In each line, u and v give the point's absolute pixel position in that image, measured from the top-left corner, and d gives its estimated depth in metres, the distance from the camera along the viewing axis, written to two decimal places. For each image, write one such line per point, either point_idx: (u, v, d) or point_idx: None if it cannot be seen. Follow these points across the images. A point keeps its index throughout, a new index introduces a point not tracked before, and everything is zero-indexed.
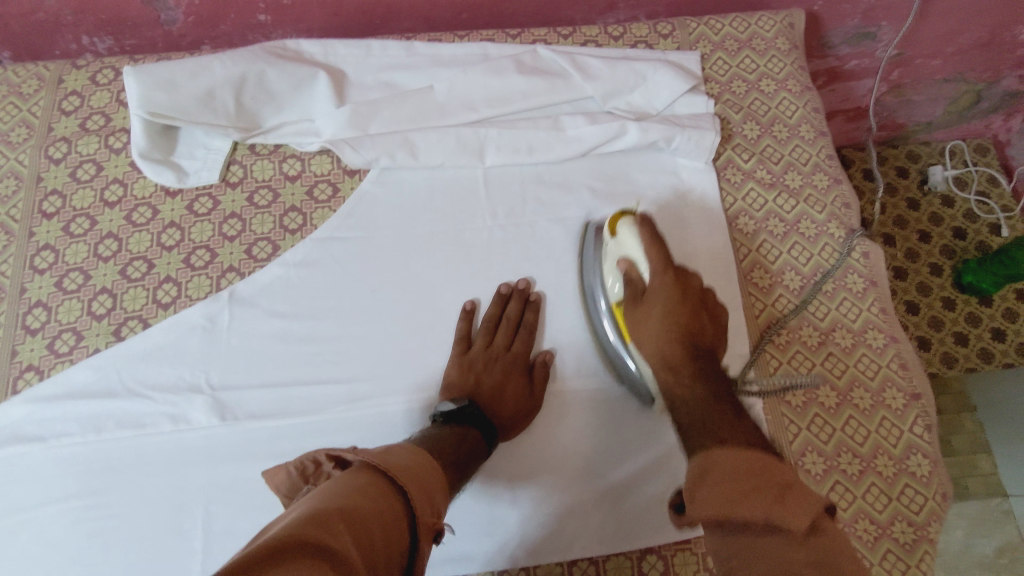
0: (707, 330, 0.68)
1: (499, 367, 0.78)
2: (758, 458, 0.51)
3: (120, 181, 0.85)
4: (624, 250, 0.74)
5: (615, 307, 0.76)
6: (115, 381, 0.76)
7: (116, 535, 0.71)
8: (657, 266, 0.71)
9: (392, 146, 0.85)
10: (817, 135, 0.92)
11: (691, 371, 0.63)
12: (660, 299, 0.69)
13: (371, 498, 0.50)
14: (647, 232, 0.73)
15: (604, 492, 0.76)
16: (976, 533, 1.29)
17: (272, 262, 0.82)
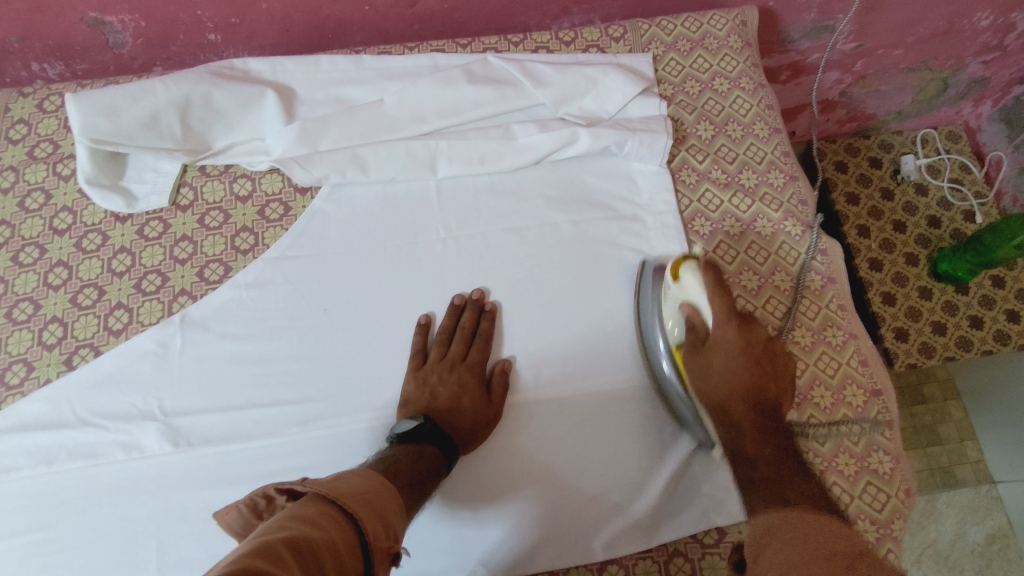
0: (771, 382, 0.67)
1: (454, 378, 0.77)
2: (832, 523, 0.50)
3: (69, 209, 0.84)
4: (687, 295, 0.74)
5: (675, 350, 0.74)
6: (67, 411, 0.75)
7: (70, 567, 0.70)
8: (720, 316, 0.70)
9: (341, 162, 0.85)
10: (771, 132, 0.91)
11: (756, 437, 0.63)
12: (716, 368, 0.69)
13: (323, 527, 0.46)
14: (711, 277, 0.72)
15: (566, 497, 0.75)
16: (968, 521, 1.38)
17: (224, 284, 0.82)
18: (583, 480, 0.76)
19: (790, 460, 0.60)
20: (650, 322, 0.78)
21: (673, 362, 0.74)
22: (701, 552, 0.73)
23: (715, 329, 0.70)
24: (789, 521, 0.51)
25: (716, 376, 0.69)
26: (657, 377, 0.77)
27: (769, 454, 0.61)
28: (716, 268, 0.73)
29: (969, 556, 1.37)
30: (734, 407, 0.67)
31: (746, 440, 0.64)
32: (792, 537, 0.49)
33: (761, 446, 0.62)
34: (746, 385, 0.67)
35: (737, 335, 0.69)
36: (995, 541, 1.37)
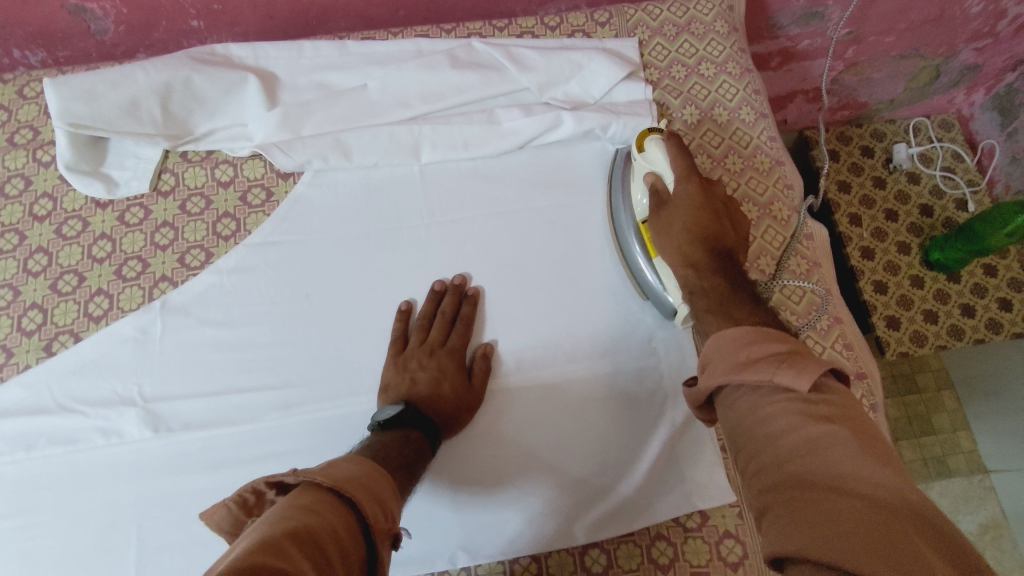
0: (729, 231, 0.69)
1: (434, 362, 0.76)
2: (770, 334, 0.54)
3: (49, 195, 0.84)
4: (651, 165, 0.75)
5: (640, 224, 0.77)
6: (47, 397, 0.75)
7: (47, 553, 0.70)
8: (683, 172, 0.71)
9: (324, 148, 0.84)
10: (758, 117, 0.91)
11: (709, 266, 0.66)
12: (680, 209, 0.70)
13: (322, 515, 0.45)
14: (673, 144, 0.73)
15: (557, 481, 0.75)
16: (961, 512, 1.36)
17: (205, 270, 0.81)
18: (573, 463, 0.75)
19: (741, 290, 0.63)
20: (619, 198, 0.81)
21: (638, 235, 0.77)
22: (683, 536, 0.73)
23: (676, 187, 0.71)
24: (743, 336, 0.54)
25: (675, 216, 0.70)
26: (630, 258, 0.80)
27: (722, 282, 0.64)
28: (679, 138, 0.74)
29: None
30: (697, 255, 0.67)
31: (699, 272, 0.66)
32: (745, 355, 0.52)
33: (713, 276, 0.65)
34: (704, 229, 0.68)
35: (698, 191, 0.70)
36: (988, 531, 1.34)
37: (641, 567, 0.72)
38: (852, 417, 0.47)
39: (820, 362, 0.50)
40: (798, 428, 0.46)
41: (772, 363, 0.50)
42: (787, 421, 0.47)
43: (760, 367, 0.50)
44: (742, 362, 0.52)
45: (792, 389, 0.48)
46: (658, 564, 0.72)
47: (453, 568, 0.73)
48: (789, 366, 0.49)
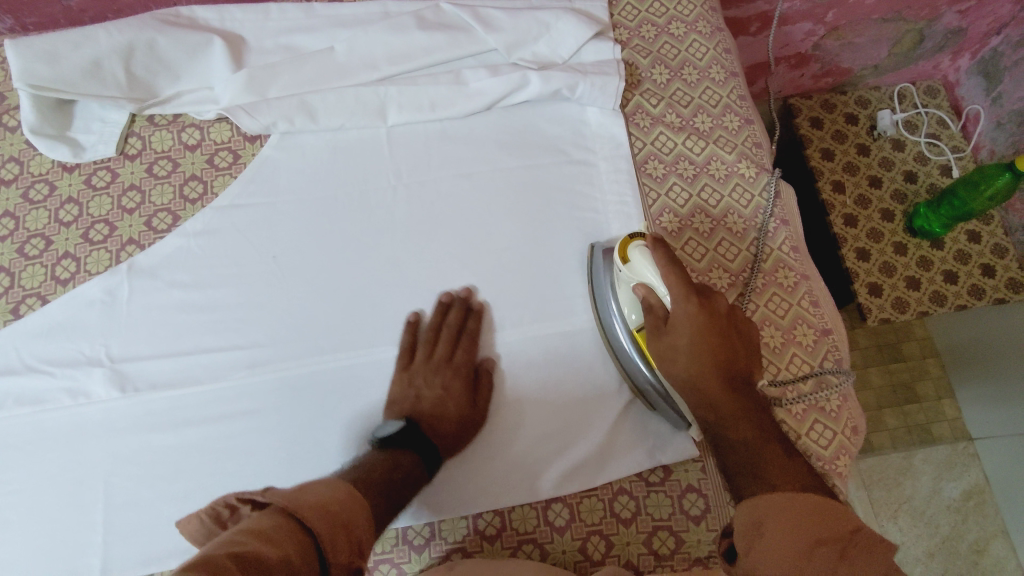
0: (740, 352, 0.65)
1: (440, 380, 0.74)
2: (812, 500, 0.52)
3: (16, 159, 0.84)
4: (639, 276, 0.68)
5: (636, 335, 0.71)
6: (15, 358, 0.75)
7: (17, 510, 0.70)
8: (679, 292, 0.64)
9: (289, 110, 0.84)
10: (728, 76, 0.90)
11: (730, 404, 0.62)
12: (683, 336, 0.64)
13: (273, 542, 0.45)
14: (660, 254, 0.66)
15: (521, 461, 0.74)
16: (944, 478, 1.33)
17: (172, 233, 0.81)
18: (539, 444, 0.75)
19: (773, 445, 0.59)
20: (606, 296, 0.75)
21: (636, 347, 0.71)
22: (646, 490, 0.74)
23: (675, 312, 0.64)
24: (783, 507, 0.52)
25: (679, 351, 0.64)
26: (620, 352, 0.74)
27: (751, 436, 0.60)
28: (667, 244, 0.67)
29: (944, 511, 1.31)
30: (714, 397, 0.63)
31: (723, 421, 0.62)
32: (789, 536, 0.50)
33: (741, 421, 0.61)
34: (717, 359, 0.63)
35: (699, 312, 0.64)
36: (972, 497, 1.32)
37: (605, 519, 0.73)
38: None
39: (880, 549, 0.48)
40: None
41: (827, 544, 0.49)
42: None
43: (813, 557, 0.48)
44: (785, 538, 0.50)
45: (848, 573, 0.46)
46: (620, 517, 0.73)
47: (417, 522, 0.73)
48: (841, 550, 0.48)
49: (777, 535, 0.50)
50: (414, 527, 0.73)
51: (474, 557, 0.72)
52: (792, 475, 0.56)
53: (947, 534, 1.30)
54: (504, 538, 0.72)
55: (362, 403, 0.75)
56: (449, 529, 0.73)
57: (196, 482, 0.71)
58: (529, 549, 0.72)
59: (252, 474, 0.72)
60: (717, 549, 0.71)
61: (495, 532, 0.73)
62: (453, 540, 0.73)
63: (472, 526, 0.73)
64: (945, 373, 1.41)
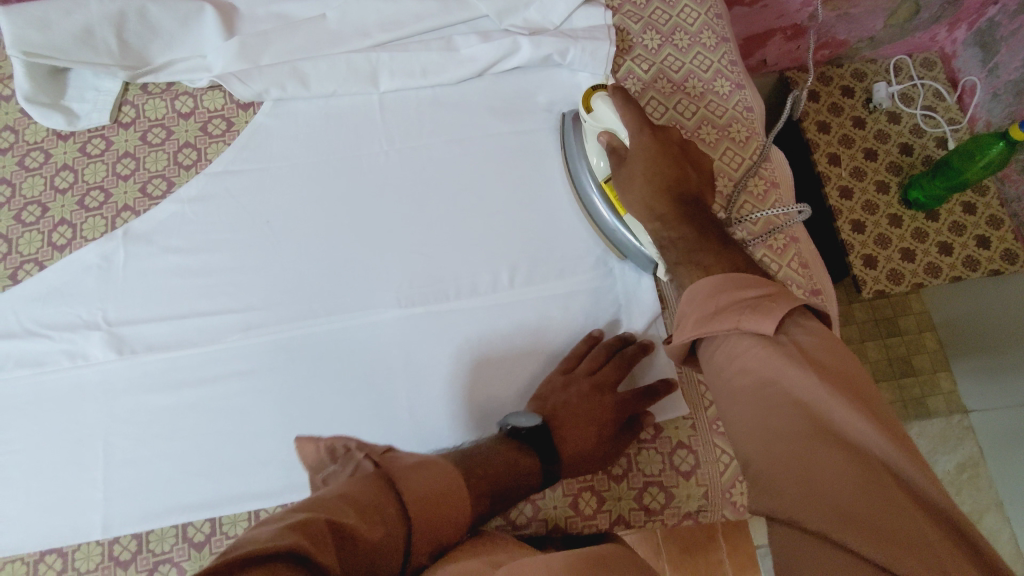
0: (691, 176, 0.67)
1: (589, 404, 0.70)
2: (740, 279, 0.53)
3: (11, 128, 0.84)
4: (604, 124, 0.73)
5: (603, 183, 0.76)
6: (13, 322, 0.76)
7: (18, 470, 0.72)
8: (633, 125, 0.68)
9: (281, 77, 0.84)
10: (719, 41, 0.90)
11: (675, 215, 0.64)
12: (638, 161, 0.67)
13: (375, 524, 0.43)
14: (619, 99, 0.70)
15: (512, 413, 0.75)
16: (939, 451, 1.30)
17: (167, 199, 0.82)
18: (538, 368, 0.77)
19: (708, 236, 0.61)
20: (579, 165, 0.80)
21: (603, 196, 0.76)
22: (637, 448, 0.75)
23: (630, 142, 0.68)
24: (716, 285, 0.52)
25: (633, 174, 0.68)
26: (592, 207, 0.79)
27: (691, 232, 0.61)
28: (626, 91, 0.71)
29: (938, 483, 1.29)
30: (657, 203, 0.65)
31: (667, 226, 0.64)
32: (721, 305, 0.51)
33: (683, 222, 0.63)
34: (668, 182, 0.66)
35: (653, 140, 0.68)
36: (966, 470, 1.29)
37: (595, 476, 0.74)
38: (828, 360, 0.45)
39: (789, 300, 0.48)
40: (771, 373, 0.45)
41: (742, 311, 0.49)
42: (766, 381, 0.46)
43: (724, 322, 0.49)
44: (703, 306, 0.52)
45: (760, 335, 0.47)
46: (612, 473, 0.74)
47: None
48: (755, 314, 0.48)
49: (700, 303, 0.52)
50: None
51: None
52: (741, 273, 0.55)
53: None
54: None
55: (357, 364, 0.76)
56: None
57: (193, 442, 0.73)
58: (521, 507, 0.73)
59: (249, 432, 0.73)
60: (706, 504, 0.73)
61: None
62: None
63: None
64: (942, 347, 1.36)
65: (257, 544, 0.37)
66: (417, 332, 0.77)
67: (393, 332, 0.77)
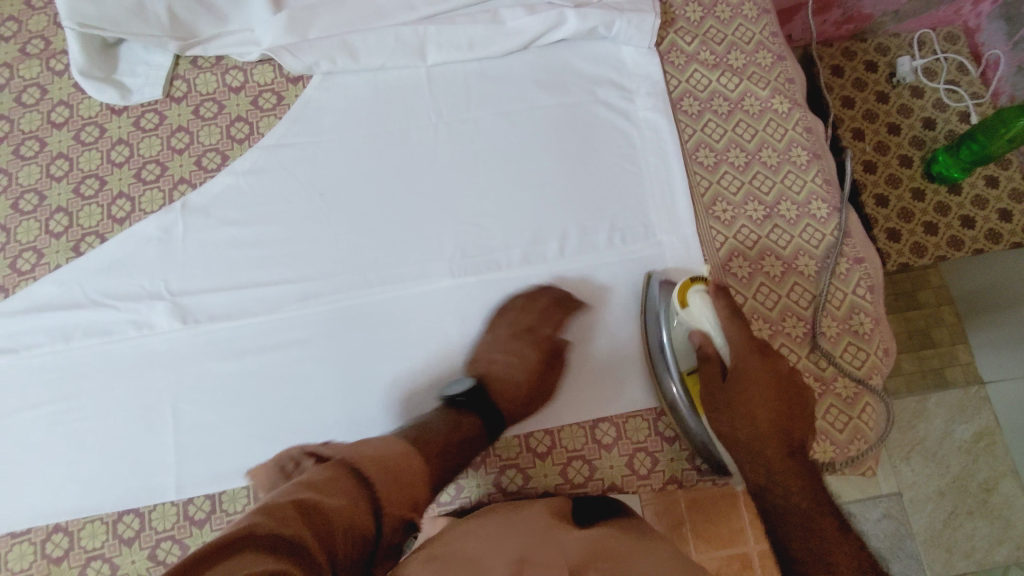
0: (796, 419, 0.66)
1: (517, 347, 0.75)
2: None
3: (65, 103, 0.85)
4: (698, 322, 0.70)
5: (688, 379, 0.72)
6: (79, 293, 0.78)
7: (91, 434, 0.74)
8: (744, 345, 0.67)
9: (331, 50, 0.85)
10: (760, 13, 0.91)
11: (786, 461, 0.64)
12: (742, 384, 0.67)
13: (336, 493, 0.49)
14: (723, 304, 0.69)
15: (566, 384, 0.77)
16: (956, 419, 1.24)
17: (222, 171, 0.83)
18: (589, 366, 0.78)
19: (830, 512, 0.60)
20: (657, 336, 0.75)
21: (687, 394, 0.72)
22: None
23: (736, 363, 0.67)
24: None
25: (741, 404, 0.66)
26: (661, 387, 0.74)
27: (797, 487, 0.62)
28: (729, 296, 0.70)
29: (955, 453, 1.23)
30: (765, 449, 0.64)
31: (773, 469, 0.63)
32: None
33: (796, 480, 0.62)
34: (773, 423, 0.65)
35: (760, 368, 0.67)
36: (982, 439, 1.23)
37: (649, 437, 0.76)
38: None
39: None
40: None
41: None
42: None
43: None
44: None
45: None
46: (664, 436, 0.76)
47: None
48: None
49: None
50: None
51: (527, 473, 0.75)
52: (852, 558, 0.57)
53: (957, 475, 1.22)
54: (554, 455, 0.76)
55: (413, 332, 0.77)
56: (504, 449, 0.76)
57: (257, 407, 0.75)
58: (578, 466, 0.75)
59: (312, 397, 0.75)
60: None
61: (546, 449, 0.76)
62: (507, 456, 0.76)
63: (526, 445, 0.76)
64: (961, 320, 1.30)
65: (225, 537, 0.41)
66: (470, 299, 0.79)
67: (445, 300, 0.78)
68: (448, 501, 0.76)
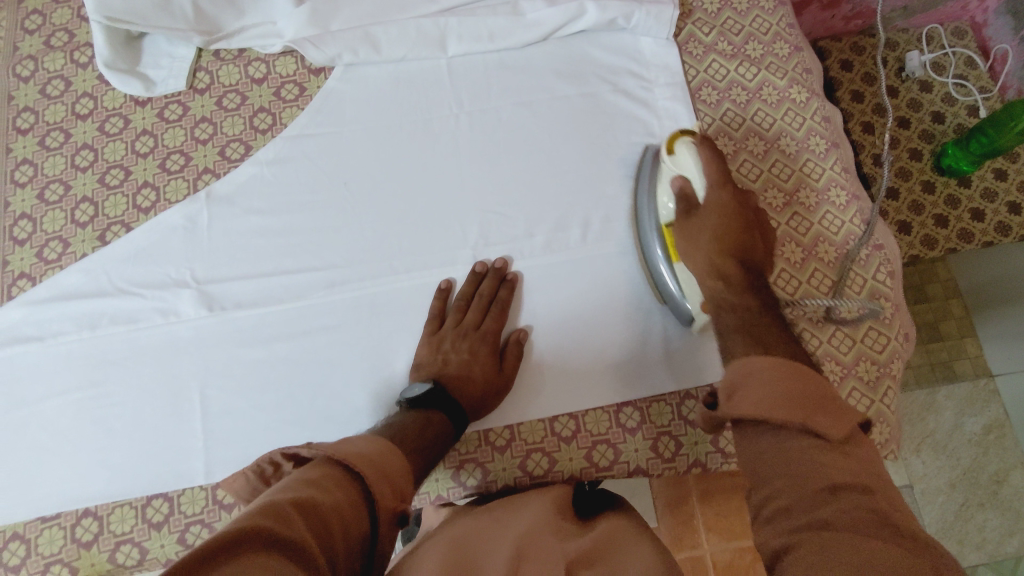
0: (759, 244, 0.66)
1: (468, 345, 0.75)
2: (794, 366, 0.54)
3: (89, 94, 0.86)
4: (681, 168, 0.71)
5: (665, 227, 0.74)
6: (105, 282, 0.79)
7: (120, 420, 0.75)
8: (717, 176, 0.67)
9: (353, 41, 0.85)
10: (777, 4, 0.92)
11: (738, 283, 0.65)
12: (712, 217, 0.66)
13: (330, 490, 0.50)
14: (706, 152, 0.68)
15: (589, 370, 0.78)
16: (965, 412, 1.23)
17: (246, 161, 0.84)
18: (612, 350, 0.78)
19: (771, 313, 0.62)
20: (645, 201, 0.78)
21: (665, 246, 0.74)
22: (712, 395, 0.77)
23: (707, 196, 0.67)
24: (767, 365, 0.54)
25: (708, 226, 0.67)
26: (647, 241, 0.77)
27: (758, 310, 0.62)
28: (713, 144, 0.69)
29: (965, 445, 1.22)
30: (722, 269, 0.65)
31: (729, 291, 0.65)
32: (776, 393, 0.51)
33: (745, 294, 0.64)
34: (734, 236, 0.65)
35: (732, 200, 0.66)
36: (992, 431, 1.22)
37: (673, 422, 0.76)
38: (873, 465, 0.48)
39: (847, 411, 0.51)
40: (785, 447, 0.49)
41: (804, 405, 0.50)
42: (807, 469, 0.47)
43: (789, 410, 0.50)
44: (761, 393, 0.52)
45: (821, 436, 0.49)
46: (688, 419, 0.76)
47: (497, 425, 0.77)
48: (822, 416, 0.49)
49: (756, 388, 0.52)
50: (495, 430, 0.77)
51: (553, 457, 0.76)
52: (787, 345, 0.58)
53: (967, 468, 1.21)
54: (579, 439, 0.76)
55: (436, 318, 0.78)
56: (528, 434, 0.77)
57: (284, 393, 0.76)
58: (603, 450, 0.76)
59: (340, 383, 0.76)
60: None
61: (570, 433, 0.76)
62: (532, 441, 0.76)
63: (550, 430, 0.77)
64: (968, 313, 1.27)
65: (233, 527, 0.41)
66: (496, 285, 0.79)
67: (468, 285, 0.79)
68: (473, 485, 0.76)
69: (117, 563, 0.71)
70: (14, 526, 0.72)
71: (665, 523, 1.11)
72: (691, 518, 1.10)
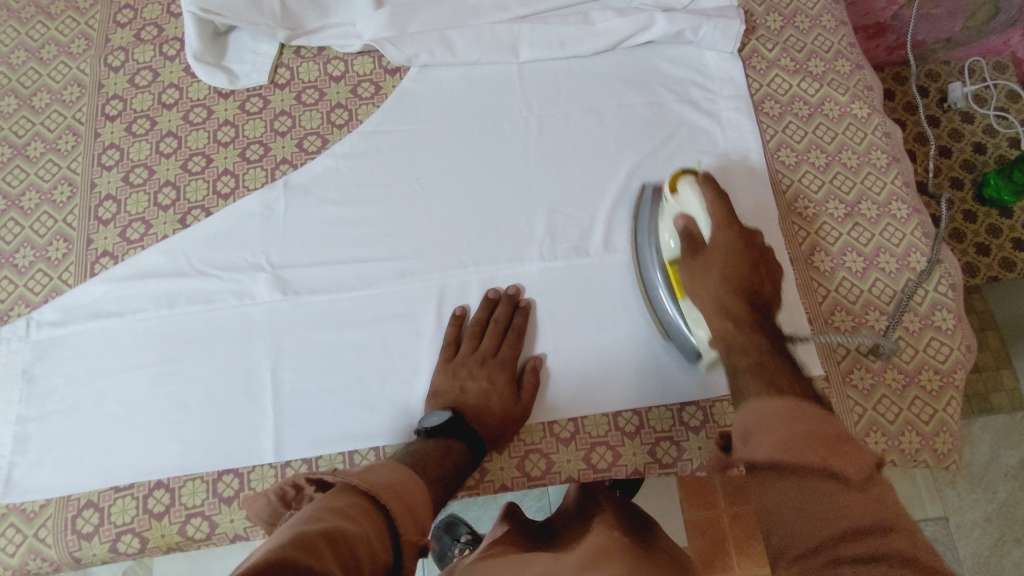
0: (765, 283, 0.66)
1: (485, 373, 0.76)
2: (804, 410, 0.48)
3: (175, 86, 0.90)
4: (684, 207, 0.71)
5: (669, 265, 0.73)
6: (184, 263, 0.81)
7: (194, 396, 0.76)
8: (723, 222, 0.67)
9: (430, 43, 0.89)
10: (838, 25, 0.95)
11: (749, 319, 0.61)
12: (717, 256, 0.66)
13: (353, 522, 0.47)
14: (709, 189, 0.69)
15: (646, 373, 0.78)
16: (1003, 445, 1.18)
17: (323, 153, 0.87)
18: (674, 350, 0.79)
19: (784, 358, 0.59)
20: (646, 238, 0.79)
21: (666, 280, 0.75)
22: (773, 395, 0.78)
23: (714, 235, 0.67)
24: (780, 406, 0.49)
25: (715, 266, 0.66)
26: (646, 266, 0.78)
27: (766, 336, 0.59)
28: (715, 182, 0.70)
29: (1001, 480, 1.18)
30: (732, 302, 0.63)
31: (739, 329, 0.61)
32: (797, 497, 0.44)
33: (754, 331, 0.60)
34: (736, 270, 0.65)
35: (736, 236, 0.66)
36: None
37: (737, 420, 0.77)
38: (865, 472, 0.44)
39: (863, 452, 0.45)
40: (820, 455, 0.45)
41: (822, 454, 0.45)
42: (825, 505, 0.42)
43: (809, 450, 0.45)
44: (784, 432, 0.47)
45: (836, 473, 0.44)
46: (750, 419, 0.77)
47: (561, 419, 0.78)
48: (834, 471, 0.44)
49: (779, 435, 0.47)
50: (559, 423, 0.78)
51: (617, 451, 0.77)
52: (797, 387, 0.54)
53: (1005, 503, 1.17)
54: (642, 435, 0.77)
55: (452, 344, 0.78)
56: (592, 428, 0.77)
57: (354, 376, 0.77)
58: (667, 446, 0.77)
59: (408, 368, 0.78)
60: None
61: (633, 429, 0.77)
62: (596, 434, 0.77)
63: (613, 425, 0.77)
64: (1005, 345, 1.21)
65: (258, 560, 0.39)
66: (512, 310, 0.79)
67: (484, 310, 0.79)
68: (537, 475, 0.77)
69: (186, 535, 0.72)
70: (88, 494, 0.74)
71: (694, 544, 1.10)
72: (723, 544, 1.09)
